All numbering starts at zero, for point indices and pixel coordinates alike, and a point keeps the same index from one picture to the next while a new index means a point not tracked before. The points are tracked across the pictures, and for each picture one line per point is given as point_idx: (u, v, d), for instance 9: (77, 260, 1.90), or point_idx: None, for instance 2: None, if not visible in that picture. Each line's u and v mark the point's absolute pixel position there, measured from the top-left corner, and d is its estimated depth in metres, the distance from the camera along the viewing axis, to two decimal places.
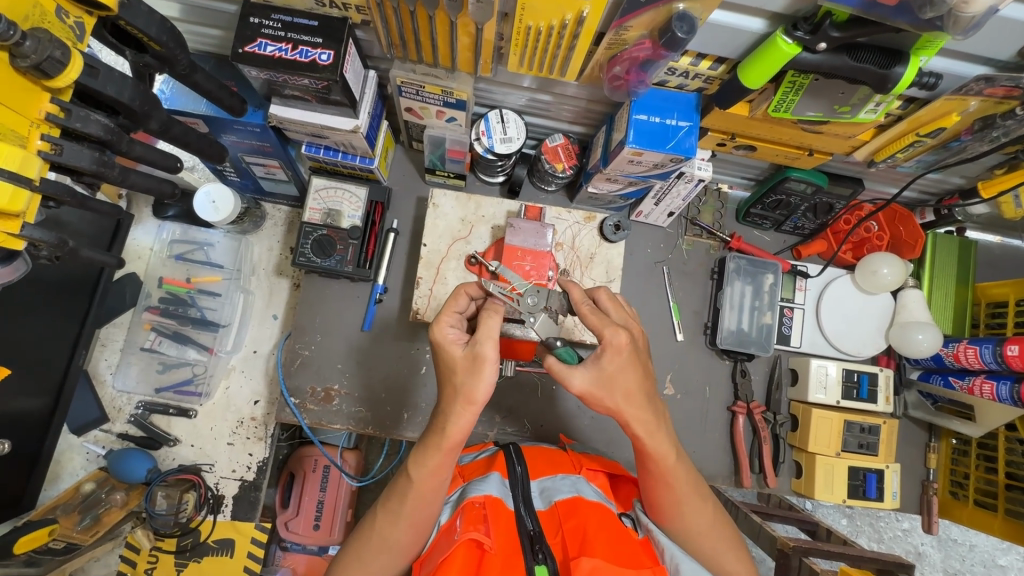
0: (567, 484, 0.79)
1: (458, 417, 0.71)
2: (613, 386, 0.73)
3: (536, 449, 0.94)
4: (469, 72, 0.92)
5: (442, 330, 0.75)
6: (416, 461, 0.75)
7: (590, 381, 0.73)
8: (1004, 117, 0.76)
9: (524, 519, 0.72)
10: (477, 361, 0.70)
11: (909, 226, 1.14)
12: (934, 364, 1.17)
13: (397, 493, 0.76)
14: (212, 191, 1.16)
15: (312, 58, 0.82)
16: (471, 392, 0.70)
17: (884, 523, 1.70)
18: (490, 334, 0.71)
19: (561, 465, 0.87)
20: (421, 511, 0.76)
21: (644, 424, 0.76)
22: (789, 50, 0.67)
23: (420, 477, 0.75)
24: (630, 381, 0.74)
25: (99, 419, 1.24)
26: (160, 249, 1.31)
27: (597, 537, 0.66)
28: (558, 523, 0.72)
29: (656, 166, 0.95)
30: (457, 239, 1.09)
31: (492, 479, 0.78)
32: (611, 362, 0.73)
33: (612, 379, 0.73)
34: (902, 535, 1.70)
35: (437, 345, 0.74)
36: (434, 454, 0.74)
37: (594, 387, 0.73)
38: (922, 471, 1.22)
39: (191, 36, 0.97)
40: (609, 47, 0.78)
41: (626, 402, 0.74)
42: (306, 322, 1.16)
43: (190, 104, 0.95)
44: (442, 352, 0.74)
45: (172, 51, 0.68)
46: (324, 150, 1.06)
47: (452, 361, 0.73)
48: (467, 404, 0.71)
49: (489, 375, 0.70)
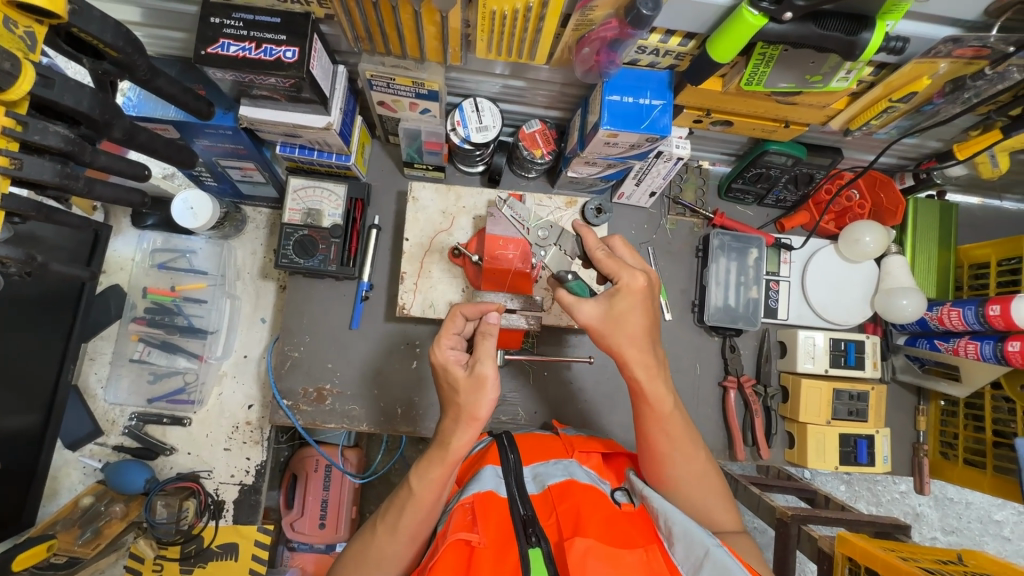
0: (559, 468, 0.80)
1: (463, 433, 0.75)
2: (619, 326, 0.78)
3: (530, 437, 0.93)
4: (439, 62, 0.90)
5: (444, 351, 0.78)
6: (418, 473, 0.76)
7: (599, 315, 0.78)
8: (973, 78, 0.76)
9: (518, 505, 0.72)
10: (477, 382, 0.74)
11: (890, 192, 1.16)
12: (919, 328, 1.18)
13: (396, 507, 0.77)
14: (189, 196, 1.15)
15: (277, 55, 0.81)
16: (474, 409, 0.74)
17: (882, 486, 1.73)
18: (489, 356, 0.76)
19: (553, 450, 0.88)
20: (421, 523, 0.76)
21: (646, 368, 0.78)
22: (756, 22, 0.67)
23: (423, 489, 0.75)
24: (634, 325, 0.78)
25: (92, 433, 1.24)
26: (142, 259, 1.29)
27: (590, 518, 0.68)
28: (551, 506, 0.72)
29: (633, 146, 0.94)
30: (440, 231, 1.08)
31: (485, 472, 0.78)
32: (624, 304, 0.78)
33: (624, 322, 0.78)
34: (899, 497, 1.74)
35: (438, 366, 0.78)
36: (435, 466, 0.75)
37: (601, 322, 0.78)
38: (913, 434, 1.25)
39: (154, 40, 0.95)
40: (576, 28, 0.77)
41: (628, 344, 0.78)
42: (294, 323, 1.15)
43: (162, 112, 0.93)
44: (444, 372, 0.77)
45: (130, 57, 0.67)
46: (298, 150, 1.04)
47: (454, 382, 0.76)
48: (471, 421, 0.74)
49: (491, 392, 0.74)
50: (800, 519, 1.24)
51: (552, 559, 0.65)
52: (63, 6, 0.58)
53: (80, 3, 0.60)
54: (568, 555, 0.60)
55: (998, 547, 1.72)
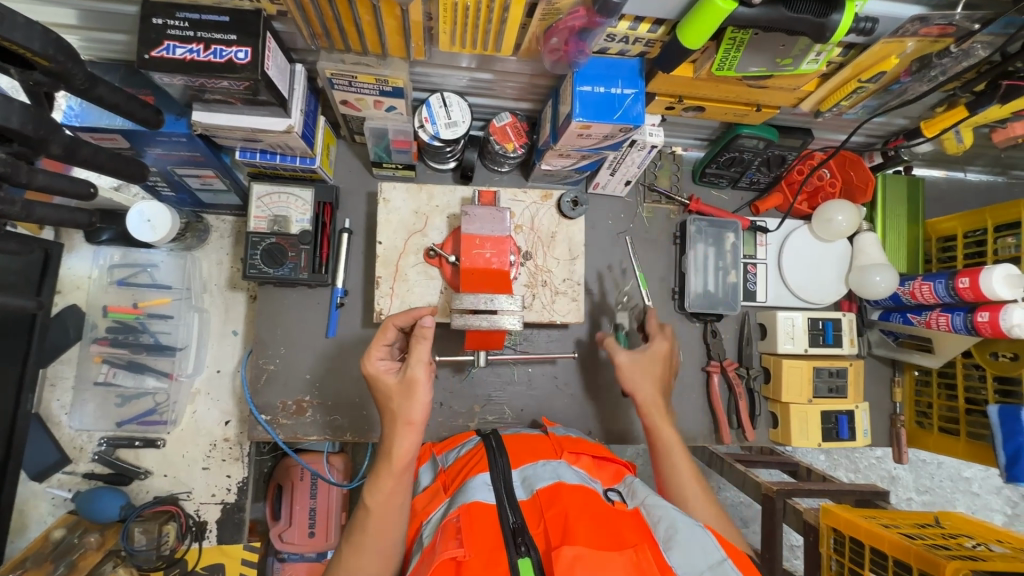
0: (548, 470, 0.79)
1: (403, 438, 0.78)
2: (636, 365, 1.00)
3: (519, 437, 0.93)
4: (402, 57, 0.87)
5: (374, 363, 0.84)
6: (370, 489, 0.77)
7: (629, 359, 1.00)
8: (939, 56, 0.77)
9: (506, 513, 0.71)
10: (409, 385, 0.79)
11: (860, 171, 1.17)
12: (892, 303, 1.20)
13: (357, 525, 0.77)
14: (145, 208, 1.09)
15: (227, 57, 0.76)
16: (408, 413, 0.78)
17: (859, 453, 1.79)
18: (419, 359, 0.80)
19: (542, 452, 0.87)
20: (388, 535, 0.76)
21: (655, 406, 0.96)
22: (726, 7, 0.65)
23: (378, 502, 0.76)
24: (657, 371, 1.00)
25: (60, 461, 1.19)
26: (99, 276, 1.23)
27: (579, 522, 0.66)
28: (540, 512, 0.71)
29: (606, 137, 0.92)
30: (413, 233, 1.05)
31: (473, 480, 0.78)
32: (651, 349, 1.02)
33: (643, 365, 1.00)
34: (876, 462, 1.80)
35: (372, 378, 0.83)
36: (385, 479, 0.77)
37: (629, 362, 1.00)
38: (889, 406, 1.28)
39: (94, 44, 0.89)
40: (543, 17, 0.75)
41: (643, 385, 0.98)
42: (267, 335, 1.11)
43: (107, 122, 0.87)
44: (379, 382, 0.82)
45: (65, 66, 0.61)
46: (260, 154, 0.99)
47: (387, 388, 0.81)
48: (407, 426, 0.78)
49: (423, 395, 0.79)
50: (786, 494, 1.27)
51: (541, 568, 0.65)
52: None
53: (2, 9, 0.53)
54: (556, 566, 0.60)
55: (968, 502, 1.80)
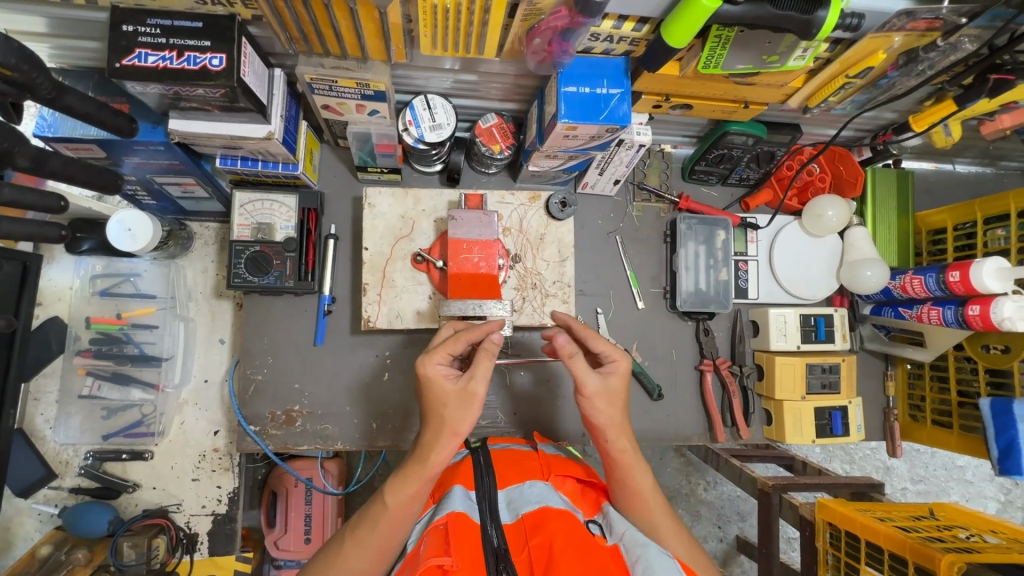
0: (534, 493, 0.78)
1: (443, 448, 0.74)
2: (608, 402, 0.82)
3: (508, 452, 0.92)
4: (383, 60, 0.85)
5: (432, 365, 0.76)
6: (392, 488, 0.76)
7: (598, 385, 0.81)
8: (926, 49, 0.75)
9: (490, 535, 0.72)
10: (467, 398, 0.74)
11: (849, 164, 1.17)
12: (884, 297, 1.20)
13: (369, 518, 0.76)
14: (125, 217, 1.06)
15: (202, 64, 0.74)
16: (456, 426, 0.74)
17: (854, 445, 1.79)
18: (485, 375, 0.74)
19: (529, 471, 0.85)
20: (390, 538, 0.76)
21: (620, 443, 0.83)
22: (710, 5, 0.64)
23: (397, 502, 0.75)
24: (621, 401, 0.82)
25: (44, 477, 1.15)
26: (81, 286, 1.20)
27: (561, 550, 0.66)
28: (524, 539, 0.71)
29: (593, 138, 0.91)
30: (400, 238, 1.03)
31: (458, 493, 0.77)
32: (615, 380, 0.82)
33: (611, 395, 0.81)
34: (870, 454, 1.80)
35: (425, 379, 0.76)
36: (412, 482, 0.75)
37: (598, 395, 0.81)
38: (883, 400, 1.28)
39: (65, 52, 0.87)
40: (525, 18, 0.73)
41: (609, 420, 0.82)
42: (254, 345, 1.09)
43: (81, 132, 0.85)
44: (432, 386, 0.75)
45: (28, 76, 0.59)
46: (241, 161, 0.97)
47: (441, 395, 0.75)
48: (453, 436, 0.74)
49: (476, 411, 0.74)
50: (781, 489, 1.27)
51: None
52: None
53: None
54: None
55: (962, 491, 1.81)
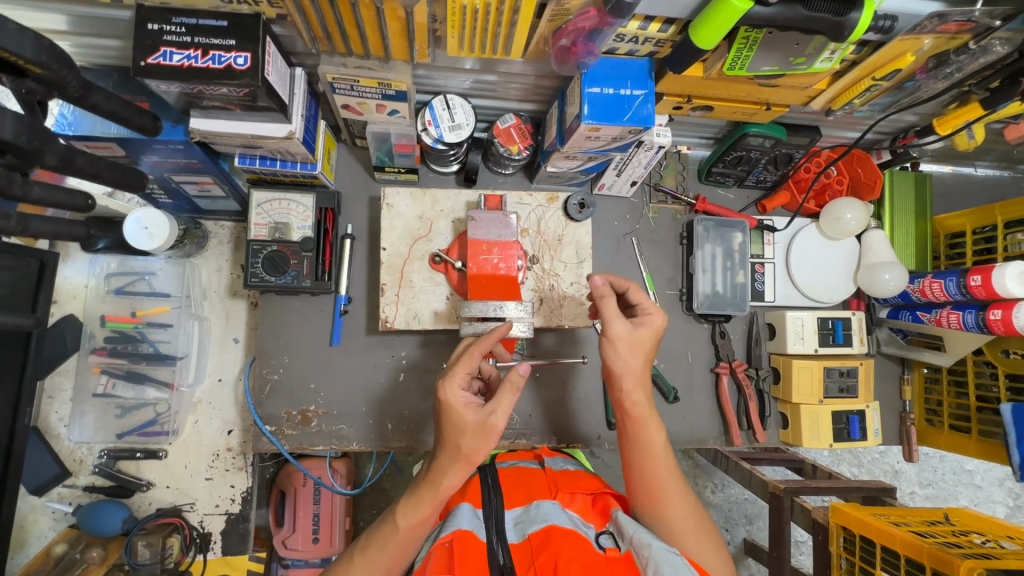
0: (541, 512, 0.76)
1: (456, 475, 0.74)
2: (636, 348, 0.83)
3: (517, 472, 0.90)
4: (405, 60, 0.85)
5: (454, 391, 0.74)
6: (404, 509, 0.76)
7: (626, 329, 0.83)
8: (957, 53, 0.74)
9: (496, 553, 0.71)
10: (486, 429, 0.72)
11: (867, 166, 1.15)
12: (901, 301, 1.19)
13: (377, 535, 0.77)
14: (143, 216, 1.07)
15: (226, 63, 0.73)
16: (472, 456, 0.73)
17: (863, 449, 1.79)
18: (504, 407, 0.73)
19: (537, 491, 0.83)
20: (398, 557, 0.77)
21: (636, 396, 0.83)
22: (741, 6, 0.63)
23: (407, 525, 0.76)
24: (647, 345, 0.84)
25: (59, 475, 1.16)
26: (96, 285, 1.20)
27: (565, 574, 0.65)
28: (530, 558, 0.70)
29: (615, 139, 0.90)
30: (418, 238, 1.03)
31: (465, 509, 0.77)
32: (642, 328, 0.84)
33: (640, 339, 0.84)
34: (880, 458, 1.80)
35: (443, 403, 0.74)
36: (423, 506, 0.75)
37: (625, 340, 0.83)
38: (899, 404, 1.27)
39: (87, 50, 0.87)
40: (552, 18, 0.72)
41: (631, 369, 0.83)
42: (270, 345, 1.09)
43: (102, 130, 0.85)
44: (449, 412, 0.73)
45: (58, 74, 0.58)
46: (259, 160, 0.97)
47: (460, 424, 0.73)
48: (467, 466, 0.73)
49: (494, 442, 0.73)
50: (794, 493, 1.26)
51: None
52: None
53: None
54: None
55: (971, 495, 1.80)
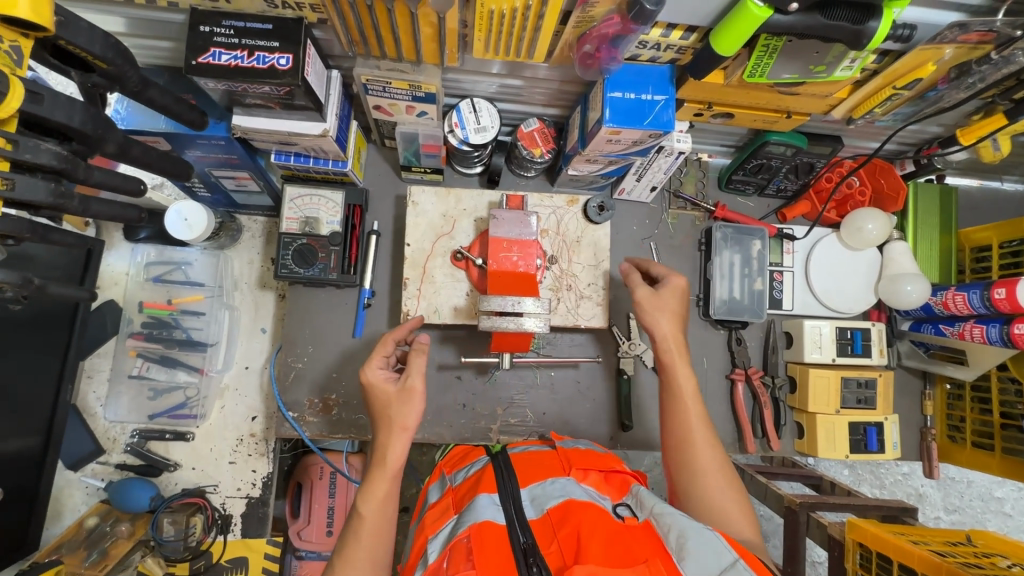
0: (557, 488, 0.80)
1: (395, 445, 0.81)
2: (660, 307, 0.95)
3: (528, 454, 0.93)
4: (435, 64, 0.89)
5: (373, 371, 0.86)
6: (362, 496, 0.80)
7: (649, 294, 0.96)
8: (979, 62, 0.74)
9: (517, 533, 0.73)
10: (406, 393, 0.83)
11: (891, 177, 1.16)
12: (924, 314, 1.18)
13: (350, 535, 0.78)
14: (183, 208, 1.13)
15: (270, 63, 0.78)
16: (403, 419, 0.82)
17: (885, 469, 1.76)
18: (417, 370, 0.85)
19: (551, 469, 0.87)
20: (377, 545, 0.78)
21: (667, 349, 0.93)
22: (761, 13, 0.66)
23: (370, 508, 0.79)
24: (672, 309, 0.96)
25: (94, 451, 1.21)
26: (137, 273, 1.27)
27: (591, 538, 0.68)
28: (552, 532, 0.72)
29: (635, 143, 0.92)
30: (441, 235, 1.06)
31: (482, 498, 0.78)
32: (666, 293, 0.97)
33: (664, 302, 0.96)
34: (902, 479, 1.76)
35: (368, 384, 0.86)
36: (379, 483, 0.80)
37: (649, 300, 0.96)
38: (920, 419, 1.26)
39: (142, 51, 0.93)
40: (577, 25, 0.75)
41: (666, 325, 0.95)
42: (296, 334, 1.14)
43: (152, 125, 0.91)
44: (373, 389, 0.86)
45: (121, 69, 0.63)
46: (294, 158, 1.02)
47: (385, 396, 0.84)
48: (402, 431, 0.82)
49: (419, 402, 0.84)
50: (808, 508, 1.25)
51: None
52: (50, 19, 0.54)
53: (66, 15, 0.57)
54: None
55: (1000, 523, 1.74)
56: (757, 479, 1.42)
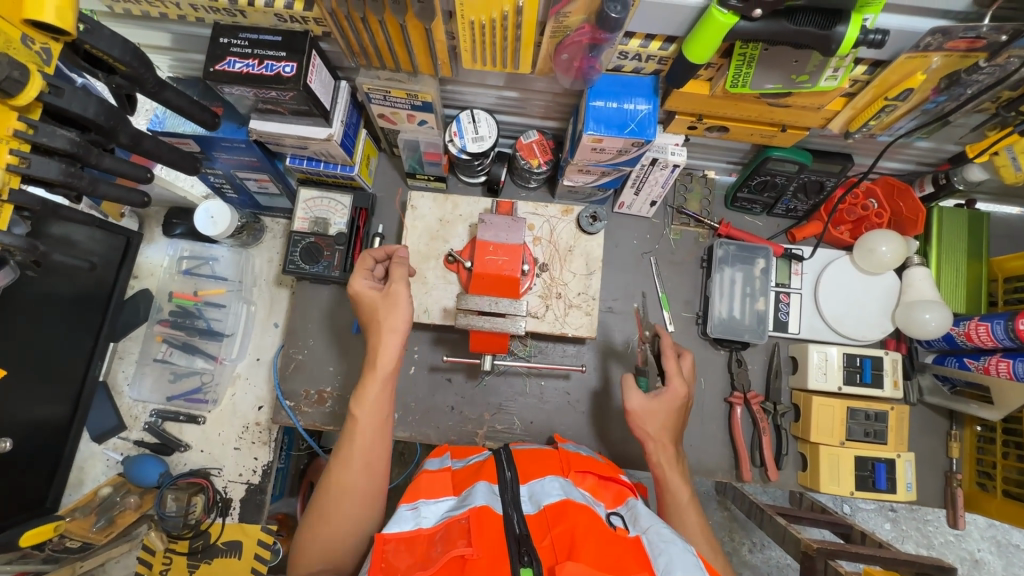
0: (556, 486, 0.78)
1: (386, 343, 0.87)
2: (653, 417, 0.93)
3: (529, 451, 0.93)
4: (431, 74, 0.95)
5: (358, 282, 0.92)
6: (356, 400, 0.86)
7: (642, 403, 0.93)
8: (969, 72, 0.73)
9: (512, 523, 0.72)
10: (391, 297, 0.89)
11: (909, 201, 1.10)
12: (947, 345, 1.09)
13: (346, 433, 0.86)
14: (210, 206, 1.23)
15: (277, 70, 0.86)
16: (391, 321, 0.88)
17: (933, 527, 1.58)
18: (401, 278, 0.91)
19: (550, 467, 0.86)
20: (371, 445, 0.85)
21: (662, 446, 0.93)
22: (727, 20, 0.66)
23: (363, 411, 0.86)
24: (665, 420, 0.93)
25: (116, 427, 1.30)
26: (170, 265, 1.38)
27: (585, 540, 0.66)
28: (546, 527, 0.71)
29: (621, 152, 0.94)
30: (436, 238, 1.11)
31: (480, 486, 0.78)
32: (664, 399, 0.94)
33: (657, 415, 0.93)
34: (954, 541, 1.58)
35: (356, 295, 0.92)
36: (369, 384, 0.87)
37: (646, 406, 0.93)
38: (945, 462, 1.15)
39: (180, 63, 1.06)
40: (553, 35, 0.78)
41: (661, 432, 0.93)
42: (299, 327, 1.20)
43: (181, 127, 1.01)
44: (361, 298, 0.91)
45: (137, 71, 0.71)
46: (307, 161, 1.10)
47: (371, 304, 0.91)
48: (390, 333, 0.88)
49: (404, 308, 0.89)
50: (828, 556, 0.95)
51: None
52: (73, 24, 0.64)
53: (92, 23, 0.66)
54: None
55: None
56: (775, 519, 1.10)
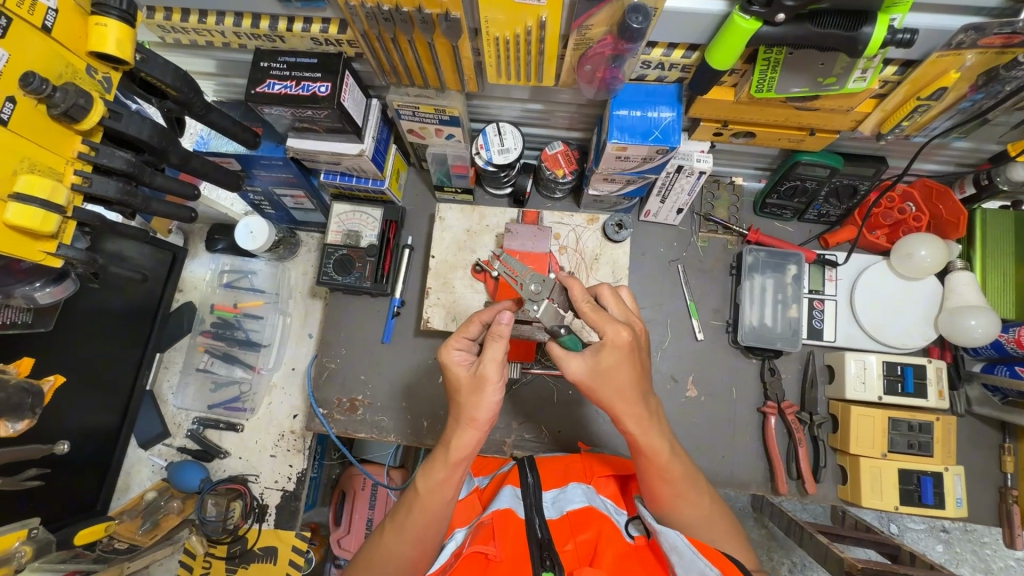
0: (579, 494, 0.82)
1: (463, 434, 0.76)
2: (607, 380, 0.73)
3: (552, 457, 0.95)
4: (458, 90, 0.98)
5: (450, 352, 0.78)
6: (423, 473, 0.80)
7: (586, 371, 0.73)
8: (1007, 67, 0.72)
9: (535, 527, 0.74)
10: (480, 382, 0.74)
11: (949, 203, 1.06)
12: (996, 354, 1.04)
13: (404, 505, 0.81)
14: (250, 221, 1.28)
15: (312, 91, 0.91)
16: (473, 411, 0.75)
17: (991, 550, 1.48)
18: (494, 360, 0.73)
19: (574, 473, 0.88)
20: (424, 524, 0.80)
21: (637, 421, 0.76)
22: (749, 26, 0.67)
23: (426, 487, 0.79)
24: (623, 380, 0.73)
25: (161, 434, 1.35)
26: (211, 279, 1.45)
27: (605, 551, 0.70)
28: (568, 534, 0.75)
29: (646, 160, 0.95)
30: (463, 248, 1.13)
31: (505, 491, 0.82)
32: (608, 358, 0.71)
33: (613, 379, 0.73)
34: (1015, 566, 1.48)
35: (444, 366, 0.78)
36: (439, 467, 0.78)
37: (591, 378, 0.73)
38: (998, 477, 1.09)
39: (224, 87, 1.13)
40: (576, 47, 0.80)
41: (619, 398, 0.74)
42: (332, 337, 1.24)
43: (224, 147, 1.07)
44: (450, 373, 0.78)
45: (186, 95, 0.75)
46: (340, 176, 1.14)
47: (457, 381, 0.77)
48: (470, 423, 0.75)
49: (492, 395, 0.74)
50: None
51: None
52: (131, 55, 0.70)
53: (147, 53, 0.72)
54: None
55: None
56: (817, 537, 1.01)
